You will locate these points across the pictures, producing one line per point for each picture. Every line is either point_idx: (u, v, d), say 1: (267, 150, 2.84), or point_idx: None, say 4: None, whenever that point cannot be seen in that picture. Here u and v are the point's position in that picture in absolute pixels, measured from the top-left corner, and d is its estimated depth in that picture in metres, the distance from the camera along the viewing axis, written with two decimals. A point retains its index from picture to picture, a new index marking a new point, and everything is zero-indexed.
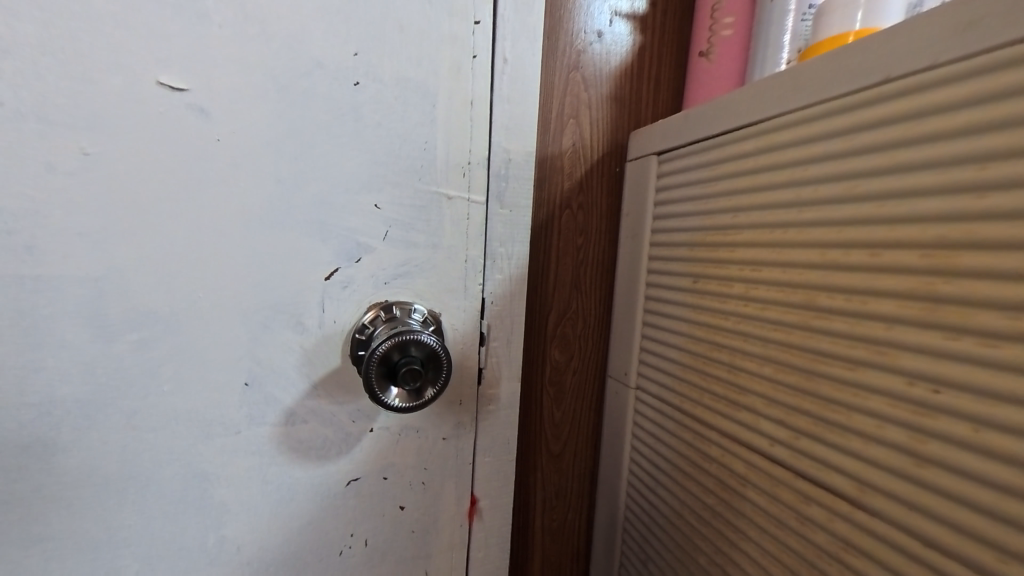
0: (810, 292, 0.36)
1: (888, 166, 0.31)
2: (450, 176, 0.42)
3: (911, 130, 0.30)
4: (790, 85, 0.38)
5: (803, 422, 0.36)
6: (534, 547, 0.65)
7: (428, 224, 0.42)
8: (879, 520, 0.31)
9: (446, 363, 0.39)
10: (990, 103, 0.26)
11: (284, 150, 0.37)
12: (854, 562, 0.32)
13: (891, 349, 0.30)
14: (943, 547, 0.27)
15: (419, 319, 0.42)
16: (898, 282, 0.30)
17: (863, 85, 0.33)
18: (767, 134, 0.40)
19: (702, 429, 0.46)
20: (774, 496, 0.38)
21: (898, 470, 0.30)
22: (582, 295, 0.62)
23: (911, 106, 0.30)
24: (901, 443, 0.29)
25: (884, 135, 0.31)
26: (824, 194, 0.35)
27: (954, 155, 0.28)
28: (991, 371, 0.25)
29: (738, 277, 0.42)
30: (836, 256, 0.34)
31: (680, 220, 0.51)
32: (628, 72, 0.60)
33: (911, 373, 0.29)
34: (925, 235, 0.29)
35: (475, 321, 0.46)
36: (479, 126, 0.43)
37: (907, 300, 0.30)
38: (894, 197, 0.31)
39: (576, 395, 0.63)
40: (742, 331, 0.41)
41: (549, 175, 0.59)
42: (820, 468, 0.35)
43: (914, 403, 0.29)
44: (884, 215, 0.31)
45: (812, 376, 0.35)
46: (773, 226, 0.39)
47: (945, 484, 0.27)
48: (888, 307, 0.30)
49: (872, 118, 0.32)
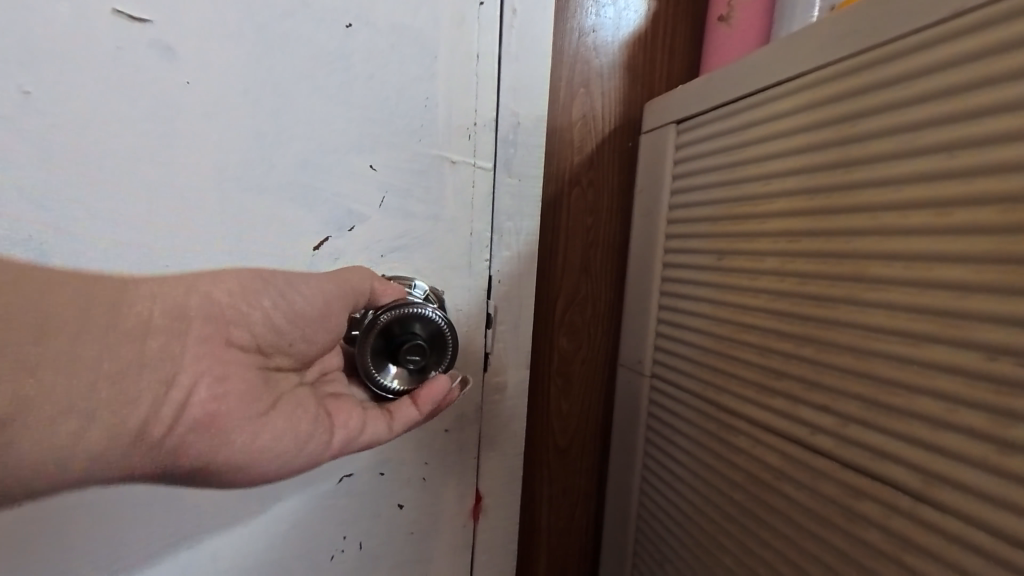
0: (859, 263, 0.32)
1: (957, 112, 0.27)
2: (453, 138, 0.38)
3: (987, 69, 0.26)
4: (832, 32, 0.34)
5: (850, 407, 0.32)
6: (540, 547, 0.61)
7: (429, 192, 0.38)
8: (945, 516, 0.27)
9: (451, 344, 0.36)
10: None
11: (264, 101, 0.32)
12: (914, 563, 0.28)
13: (960, 322, 0.27)
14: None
15: (421, 296, 0.38)
16: (972, 245, 0.26)
17: (921, 25, 0.29)
18: (804, 92, 0.36)
19: (728, 418, 0.42)
20: (815, 492, 0.34)
21: (974, 459, 0.26)
22: (592, 279, 0.58)
23: (988, 41, 0.26)
24: (975, 428, 0.26)
25: (950, 78, 0.27)
26: (874, 151, 0.31)
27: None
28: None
29: (770, 251, 0.38)
30: (890, 221, 0.30)
31: (701, 194, 0.47)
32: (641, 40, 0.56)
33: (990, 347, 0.25)
34: (1004, 188, 0.25)
35: (480, 302, 0.42)
36: (484, 85, 0.38)
37: (981, 264, 0.26)
38: (963, 147, 0.27)
39: (585, 386, 0.59)
40: (776, 309, 0.38)
41: (557, 148, 0.54)
42: (870, 458, 0.31)
43: (989, 381, 0.25)
44: (953, 167, 0.27)
45: (861, 356, 0.32)
46: (812, 193, 0.35)
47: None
48: (959, 274, 0.27)
49: (937, 61, 0.28)
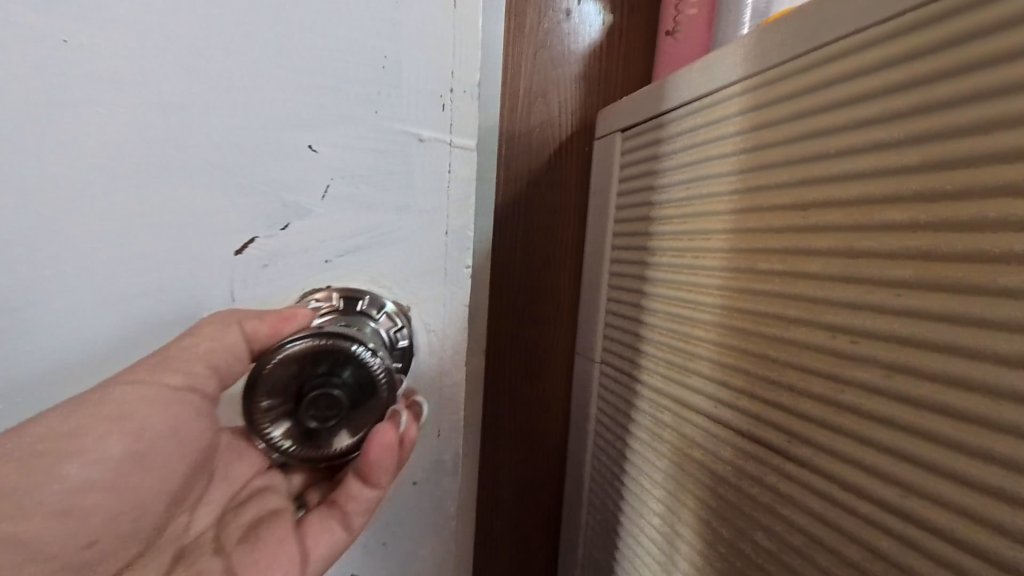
0: (751, 253, 0.36)
1: (893, 110, 0.27)
2: (426, 108, 0.35)
3: (902, 73, 0.27)
4: (752, 49, 0.37)
5: (739, 380, 0.37)
6: (500, 521, 0.66)
7: (391, 174, 0.35)
8: (842, 491, 0.29)
9: (375, 407, 0.32)
10: (1006, 23, 0.22)
11: (205, 65, 0.30)
12: (825, 535, 0.30)
13: (849, 312, 0.29)
14: (941, 529, 0.25)
15: (385, 315, 0.37)
16: (893, 239, 0.27)
17: (850, 29, 0.30)
18: (716, 105, 0.40)
19: (655, 398, 0.47)
20: (719, 465, 0.38)
21: (857, 435, 0.28)
22: (552, 274, 0.62)
23: (913, 43, 0.26)
24: (895, 420, 0.26)
25: (865, 84, 0.29)
26: (804, 151, 0.32)
27: (960, 92, 0.24)
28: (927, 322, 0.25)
29: (689, 246, 0.42)
30: (787, 221, 0.33)
31: (642, 195, 0.51)
32: (599, 52, 0.61)
33: (894, 339, 0.27)
34: (926, 183, 0.25)
35: (458, 327, 0.39)
36: (465, 50, 0.35)
37: (901, 259, 0.26)
38: (889, 144, 0.27)
39: (546, 372, 0.64)
40: (691, 297, 0.42)
41: (516, 152, 0.60)
42: (753, 424, 0.36)
43: (901, 370, 0.26)
44: (869, 167, 0.28)
45: (750, 334, 0.36)
46: (721, 194, 0.39)
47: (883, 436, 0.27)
48: (878, 269, 0.27)
49: (859, 67, 0.29)
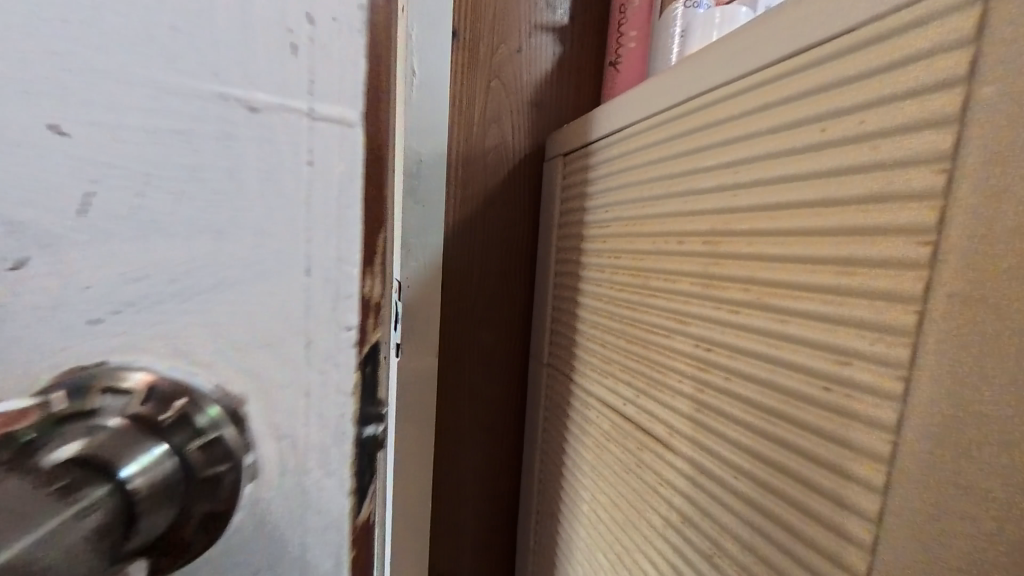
0: (647, 272, 0.41)
1: (785, 132, 0.27)
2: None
3: (757, 121, 0.29)
4: (655, 90, 0.41)
5: (637, 384, 0.42)
6: (460, 520, 0.70)
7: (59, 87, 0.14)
8: (706, 480, 0.33)
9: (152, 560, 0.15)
10: (862, 52, 0.23)
11: None
12: (709, 527, 0.33)
13: (730, 327, 0.31)
14: (796, 530, 0.26)
15: (177, 430, 0.16)
16: (759, 261, 0.29)
17: (722, 79, 0.32)
18: (628, 140, 0.46)
19: (583, 398, 0.52)
20: (626, 465, 0.43)
21: (720, 432, 0.31)
22: (509, 282, 0.68)
23: (777, 84, 0.28)
24: (762, 426, 0.28)
25: (727, 129, 0.32)
26: (686, 186, 0.36)
27: (842, 109, 0.24)
28: (745, 344, 0.30)
29: (607, 263, 0.48)
30: (674, 245, 0.37)
31: (578, 216, 0.56)
32: (551, 78, 0.66)
33: (763, 357, 0.28)
34: (794, 199, 0.27)
35: (269, 458, 0.17)
36: None
37: (769, 280, 0.28)
38: (756, 184, 0.29)
39: (505, 375, 0.69)
40: (608, 309, 0.47)
41: (472, 172, 0.65)
42: (641, 421, 0.41)
43: (775, 387, 0.28)
44: (722, 204, 0.32)
45: (643, 343, 0.41)
46: (627, 218, 0.45)
47: (729, 437, 0.31)
48: (739, 290, 0.30)
49: (731, 112, 0.32)
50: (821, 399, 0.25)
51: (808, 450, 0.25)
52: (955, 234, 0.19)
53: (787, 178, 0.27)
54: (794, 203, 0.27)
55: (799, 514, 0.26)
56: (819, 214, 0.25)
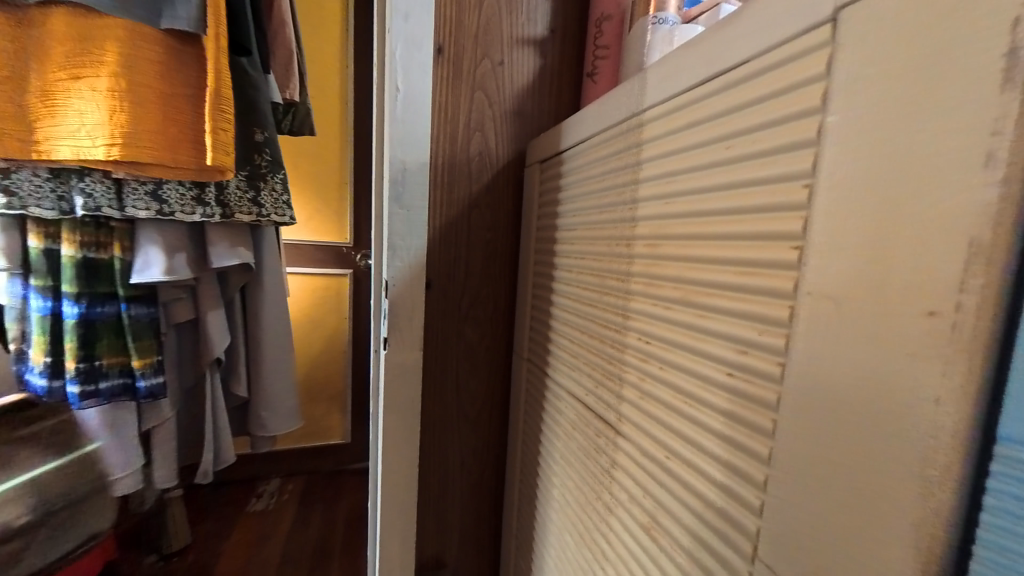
0: (604, 274, 0.45)
1: (703, 149, 0.31)
2: None
3: (687, 137, 0.33)
4: (612, 104, 0.45)
5: (596, 376, 0.45)
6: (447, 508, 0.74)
7: None
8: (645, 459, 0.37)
9: None
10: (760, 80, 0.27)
11: None
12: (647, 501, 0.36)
13: (664, 323, 0.35)
14: (707, 499, 0.30)
15: None
16: (685, 264, 0.32)
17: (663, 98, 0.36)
18: (591, 150, 0.49)
19: (555, 390, 0.56)
20: (587, 449, 0.47)
21: (655, 415, 0.35)
22: (493, 282, 0.72)
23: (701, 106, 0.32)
24: (684, 410, 0.32)
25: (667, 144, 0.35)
26: (634, 194, 0.40)
27: (744, 128, 0.28)
28: (672, 336, 0.34)
29: (575, 264, 0.52)
30: (624, 249, 0.41)
31: (552, 220, 0.60)
32: (531, 90, 0.70)
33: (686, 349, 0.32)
34: (707, 207, 0.30)
35: None
36: None
37: (692, 281, 0.32)
38: (682, 194, 0.33)
39: (490, 370, 0.73)
40: (575, 307, 0.51)
41: (457, 179, 0.69)
42: (599, 410, 0.44)
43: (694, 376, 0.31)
44: (659, 211, 0.36)
45: (601, 338, 0.45)
46: (591, 223, 0.48)
47: (663, 419, 0.34)
48: (669, 290, 0.34)
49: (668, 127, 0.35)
50: (728, 384, 0.28)
51: (719, 429, 0.29)
52: (817, 239, 0.23)
53: (704, 189, 0.31)
54: (708, 212, 0.30)
55: (711, 485, 0.30)
56: (726, 221, 0.29)
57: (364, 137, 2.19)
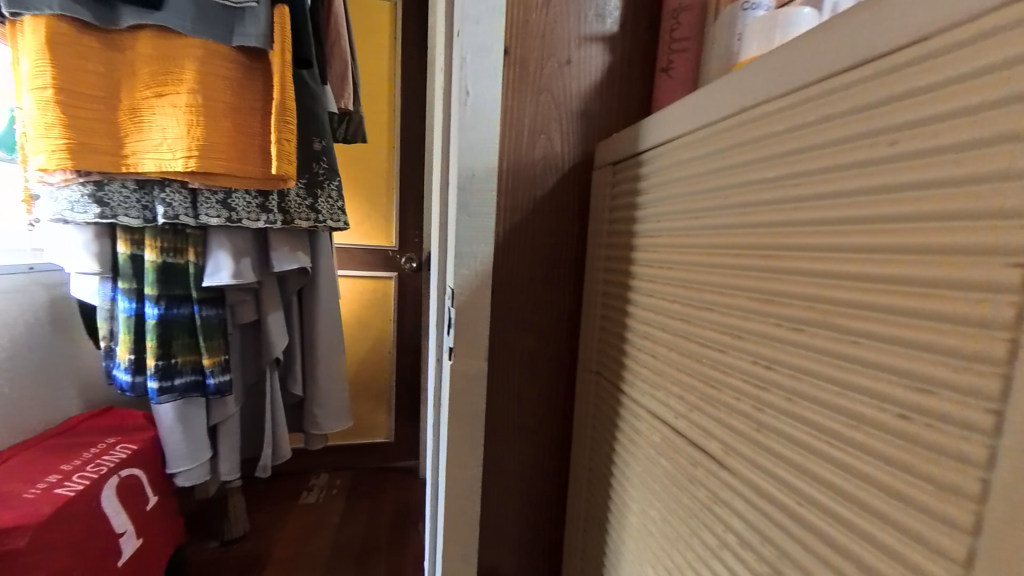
0: (698, 285, 0.41)
1: (851, 148, 0.27)
2: None
3: (823, 132, 0.29)
4: (704, 98, 0.41)
5: (688, 397, 0.41)
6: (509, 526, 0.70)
7: None
8: (766, 501, 0.32)
9: None
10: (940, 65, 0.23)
11: None
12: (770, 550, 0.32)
13: (787, 347, 0.31)
14: (865, 561, 0.25)
15: None
16: (822, 282, 0.28)
17: (777, 89, 0.32)
18: (680, 150, 0.46)
19: (631, 408, 0.52)
20: (677, 478, 0.42)
21: (783, 455, 0.31)
22: (555, 290, 0.68)
23: (843, 96, 0.28)
24: (829, 451, 0.28)
25: (790, 140, 0.31)
26: (742, 198, 0.36)
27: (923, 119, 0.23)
28: (803, 364, 0.30)
29: (657, 273, 0.48)
30: (727, 259, 0.37)
31: (627, 225, 0.57)
32: (599, 88, 0.67)
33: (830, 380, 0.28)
34: (861, 216, 0.26)
35: None
36: None
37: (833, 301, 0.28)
38: (815, 198, 0.29)
39: (552, 381, 0.70)
40: (658, 320, 0.47)
41: (520, 185, 0.66)
42: (694, 437, 0.40)
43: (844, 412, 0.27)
44: (781, 217, 0.32)
45: (694, 357, 0.41)
46: (680, 231, 0.45)
47: (794, 458, 0.30)
48: (798, 310, 0.30)
49: (794, 118, 0.31)
50: (896, 430, 0.24)
51: (890, 482, 0.24)
52: None
53: (854, 194, 0.27)
54: (861, 223, 0.26)
55: (872, 546, 0.25)
56: (895, 232, 0.24)
57: (411, 142, 2.23)
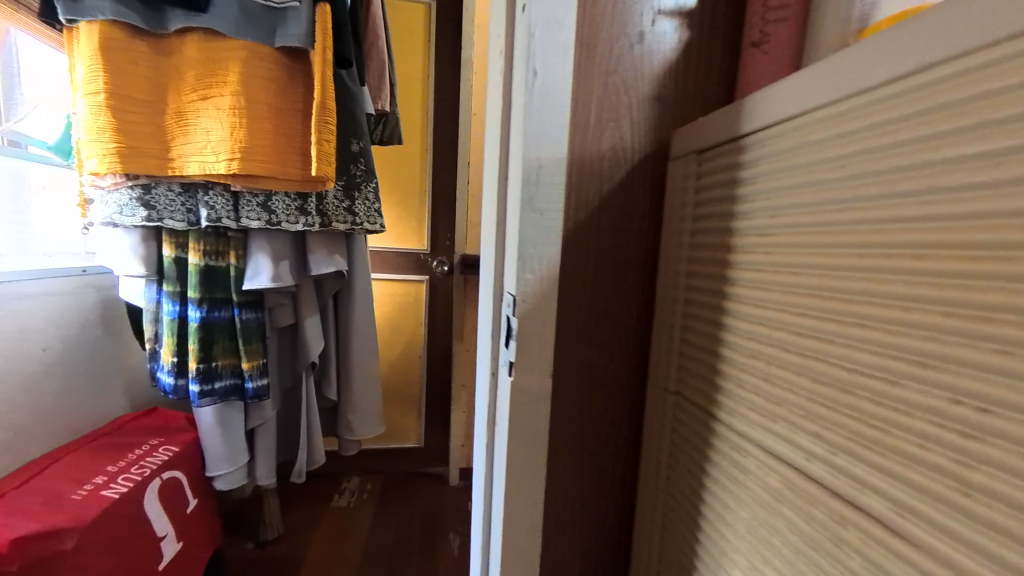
0: (852, 300, 0.33)
1: None
2: None
3: None
4: (848, 66, 0.34)
5: (837, 437, 0.34)
6: (567, 565, 0.62)
7: None
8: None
9: None
10: None
11: None
12: None
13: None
14: None
15: None
16: None
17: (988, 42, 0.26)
18: (806, 129, 0.38)
19: (737, 438, 0.44)
20: (816, 533, 0.35)
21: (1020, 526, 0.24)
22: (622, 296, 0.61)
23: None
24: None
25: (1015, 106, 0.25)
26: (926, 185, 0.29)
27: None
28: None
29: (775, 281, 0.41)
30: (903, 266, 0.30)
31: (721, 221, 0.49)
32: (674, 70, 0.59)
33: None
34: None
35: None
36: None
37: None
38: None
39: (618, 399, 0.62)
40: (780, 338, 0.40)
41: (584, 180, 0.58)
42: (849, 487, 0.33)
43: None
44: (1005, 209, 0.25)
45: (845, 388, 0.34)
46: (812, 229, 0.37)
47: None
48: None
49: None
50: None
51: None
52: None
53: None
54: None
55: None
56: None
57: (444, 145, 2.20)
